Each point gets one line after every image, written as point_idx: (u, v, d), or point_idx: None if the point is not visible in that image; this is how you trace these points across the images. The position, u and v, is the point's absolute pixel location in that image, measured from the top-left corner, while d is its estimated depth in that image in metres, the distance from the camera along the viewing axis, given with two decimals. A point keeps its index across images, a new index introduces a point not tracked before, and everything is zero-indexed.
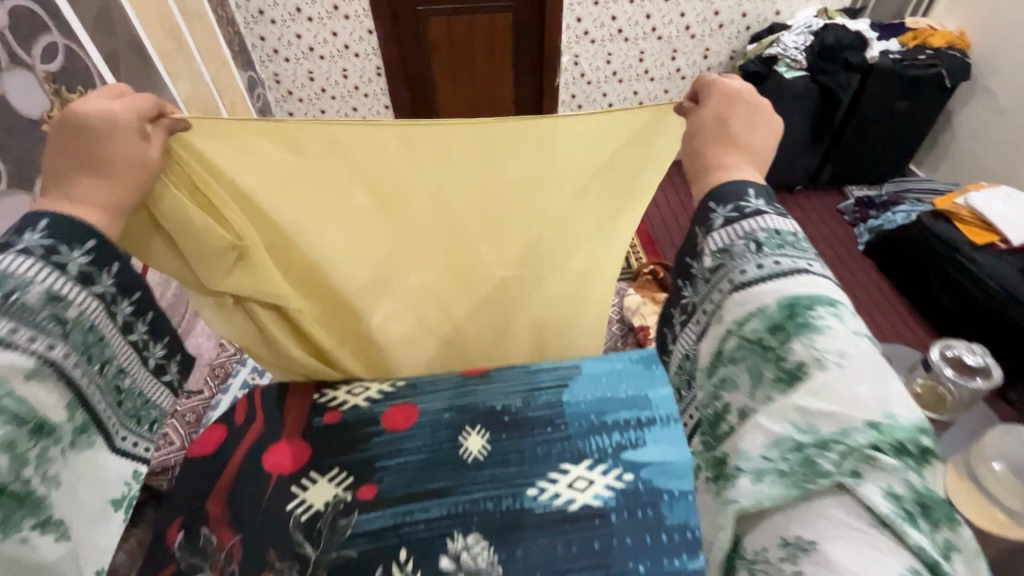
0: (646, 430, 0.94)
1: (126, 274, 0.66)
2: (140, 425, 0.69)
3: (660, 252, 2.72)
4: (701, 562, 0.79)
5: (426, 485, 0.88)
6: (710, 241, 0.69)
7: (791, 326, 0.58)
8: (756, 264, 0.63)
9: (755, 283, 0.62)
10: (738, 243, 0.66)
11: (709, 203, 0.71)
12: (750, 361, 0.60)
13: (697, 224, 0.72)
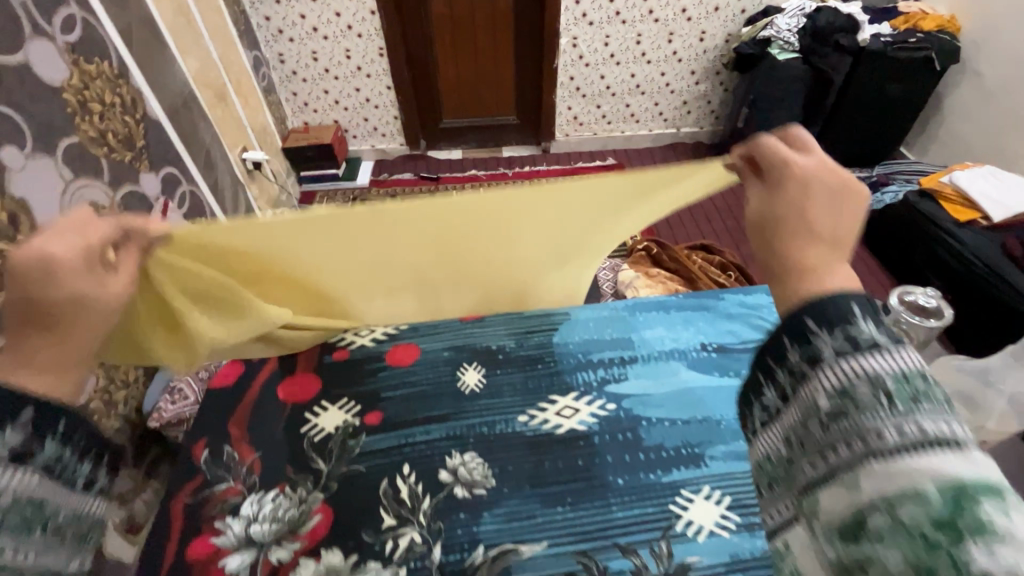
0: (629, 367, 1.04)
1: (36, 414, 0.54)
2: (85, 545, 0.59)
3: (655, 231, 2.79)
4: (674, 475, 0.88)
5: (427, 412, 0.98)
6: (814, 371, 0.47)
7: (961, 517, 0.38)
8: (893, 423, 0.42)
9: (899, 457, 0.41)
10: (860, 384, 0.45)
11: (804, 320, 0.49)
12: (905, 543, 0.39)
13: (784, 335, 0.50)
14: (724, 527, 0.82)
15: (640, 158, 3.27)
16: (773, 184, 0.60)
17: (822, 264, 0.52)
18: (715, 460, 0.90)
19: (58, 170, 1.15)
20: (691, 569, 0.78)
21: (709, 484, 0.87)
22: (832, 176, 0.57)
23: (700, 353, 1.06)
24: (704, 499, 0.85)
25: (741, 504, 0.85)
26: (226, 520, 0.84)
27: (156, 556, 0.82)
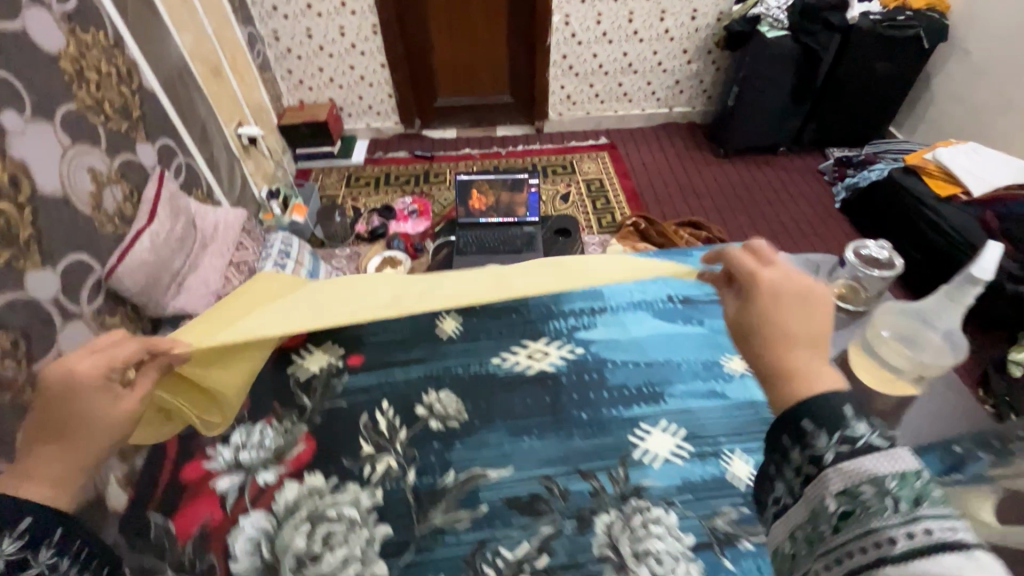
0: (598, 316, 1.10)
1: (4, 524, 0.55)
2: None
3: (644, 208, 2.83)
4: (635, 410, 0.94)
5: (407, 355, 1.04)
6: (822, 474, 0.49)
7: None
8: (899, 529, 0.42)
9: (906, 555, 0.40)
10: (866, 489, 0.45)
11: (801, 423, 0.52)
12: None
13: (786, 438, 0.52)
14: (678, 455, 0.88)
15: (632, 137, 3.28)
16: (746, 294, 0.64)
17: (809, 370, 0.55)
18: (674, 397, 0.96)
19: (57, 136, 1.21)
20: (644, 490, 0.84)
21: (667, 418, 0.93)
22: (796, 281, 0.62)
23: (667, 304, 1.12)
24: (660, 431, 0.91)
25: (695, 435, 0.91)
26: (217, 447, 0.91)
27: (153, 479, 0.89)
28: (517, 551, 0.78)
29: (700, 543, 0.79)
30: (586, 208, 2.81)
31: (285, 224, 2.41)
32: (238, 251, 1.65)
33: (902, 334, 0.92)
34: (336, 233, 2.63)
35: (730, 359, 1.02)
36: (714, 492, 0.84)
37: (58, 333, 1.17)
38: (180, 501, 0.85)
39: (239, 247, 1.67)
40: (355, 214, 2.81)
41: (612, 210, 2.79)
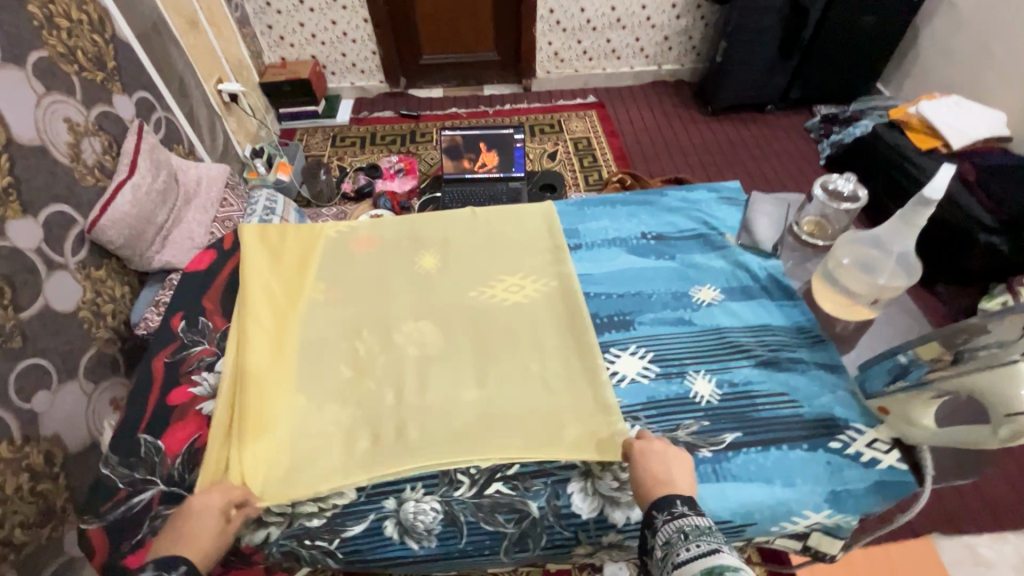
0: (574, 252, 1.13)
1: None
2: None
3: (631, 165, 2.83)
4: (603, 336, 0.99)
5: (388, 287, 1.07)
6: (653, 536, 0.65)
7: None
8: (687, 549, 0.59)
9: (688, 564, 0.57)
10: (673, 535, 0.62)
11: (649, 509, 0.67)
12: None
13: (643, 527, 0.67)
14: (644, 376, 0.93)
15: (621, 97, 3.23)
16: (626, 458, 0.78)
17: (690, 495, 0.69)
18: (643, 325, 1.00)
19: (30, 84, 1.19)
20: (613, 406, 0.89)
21: (635, 343, 0.98)
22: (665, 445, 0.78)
23: (640, 241, 1.15)
24: (629, 355, 0.96)
25: (661, 358, 0.95)
26: (203, 373, 0.94)
27: (139, 405, 0.91)
28: (489, 461, 0.83)
29: None
30: (573, 166, 2.79)
31: (270, 182, 2.42)
32: (222, 206, 1.62)
33: (861, 259, 0.94)
34: (321, 192, 2.60)
35: (698, 290, 1.05)
36: (676, 408, 0.89)
37: (45, 282, 1.18)
38: (169, 422, 0.88)
39: (222, 203, 1.64)
40: (340, 173, 2.78)
41: (599, 168, 2.78)
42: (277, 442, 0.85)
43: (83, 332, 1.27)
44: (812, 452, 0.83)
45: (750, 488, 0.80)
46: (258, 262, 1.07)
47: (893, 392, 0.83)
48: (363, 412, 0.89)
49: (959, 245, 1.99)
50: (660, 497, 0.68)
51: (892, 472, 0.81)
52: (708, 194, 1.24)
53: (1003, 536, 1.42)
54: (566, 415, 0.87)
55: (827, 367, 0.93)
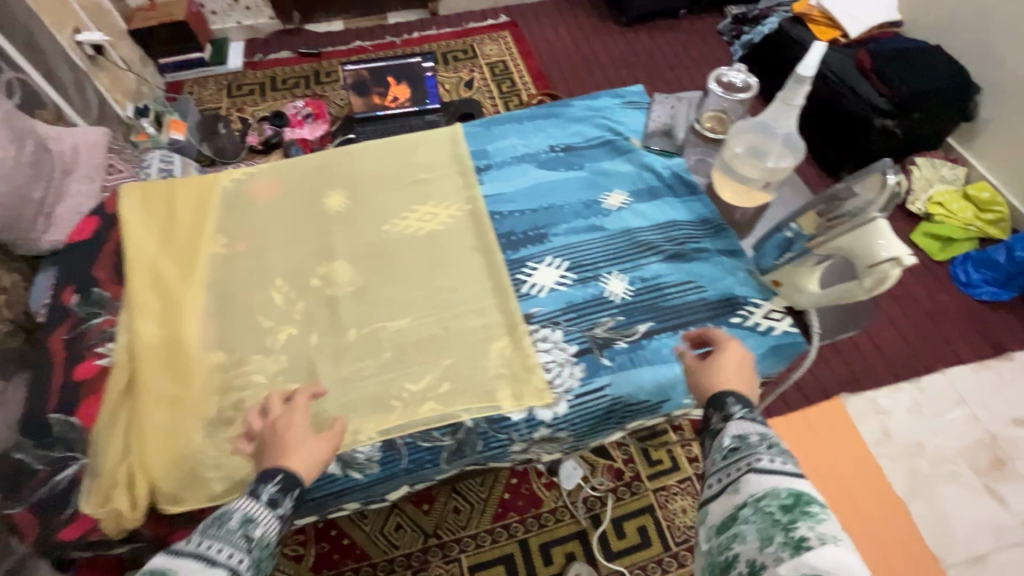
0: (484, 174, 1.11)
1: (292, 480, 0.67)
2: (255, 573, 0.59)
3: (551, 86, 2.76)
4: (520, 253, 1.00)
5: (296, 232, 1.02)
6: (725, 425, 0.68)
7: (798, 513, 0.56)
8: (770, 458, 0.62)
9: (770, 473, 0.61)
10: (752, 435, 0.65)
11: (725, 399, 0.70)
12: (759, 522, 0.57)
13: (711, 410, 0.71)
14: (562, 284, 0.96)
15: (534, 13, 3.09)
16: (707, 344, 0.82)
17: None
18: (558, 237, 1.02)
19: None
20: (533, 316, 0.92)
21: (551, 254, 1.00)
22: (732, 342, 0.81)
23: (549, 154, 1.14)
24: (546, 266, 0.99)
25: (577, 265, 0.99)
26: (107, 344, 0.89)
27: (43, 384, 0.85)
28: (419, 383, 0.85)
29: (581, 350, 0.89)
30: (491, 93, 2.70)
31: (163, 142, 2.22)
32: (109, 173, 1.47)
33: (752, 147, 0.98)
34: (224, 147, 2.40)
35: (608, 196, 1.08)
36: (593, 308, 0.93)
37: None
38: (83, 396, 0.83)
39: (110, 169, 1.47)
40: (242, 125, 2.58)
41: (519, 92, 2.71)
42: (194, 408, 0.82)
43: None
44: (715, 329, 0.91)
45: (663, 369, 0.87)
46: (145, 227, 1.00)
47: (784, 265, 0.89)
48: (287, 359, 0.88)
49: (854, 134, 2.03)
50: (720, 391, 0.72)
51: (784, 336, 0.90)
52: (613, 100, 1.23)
53: (899, 386, 1.65)
54: (480, 337, 0.90)
55: (728, 252, 1.00)
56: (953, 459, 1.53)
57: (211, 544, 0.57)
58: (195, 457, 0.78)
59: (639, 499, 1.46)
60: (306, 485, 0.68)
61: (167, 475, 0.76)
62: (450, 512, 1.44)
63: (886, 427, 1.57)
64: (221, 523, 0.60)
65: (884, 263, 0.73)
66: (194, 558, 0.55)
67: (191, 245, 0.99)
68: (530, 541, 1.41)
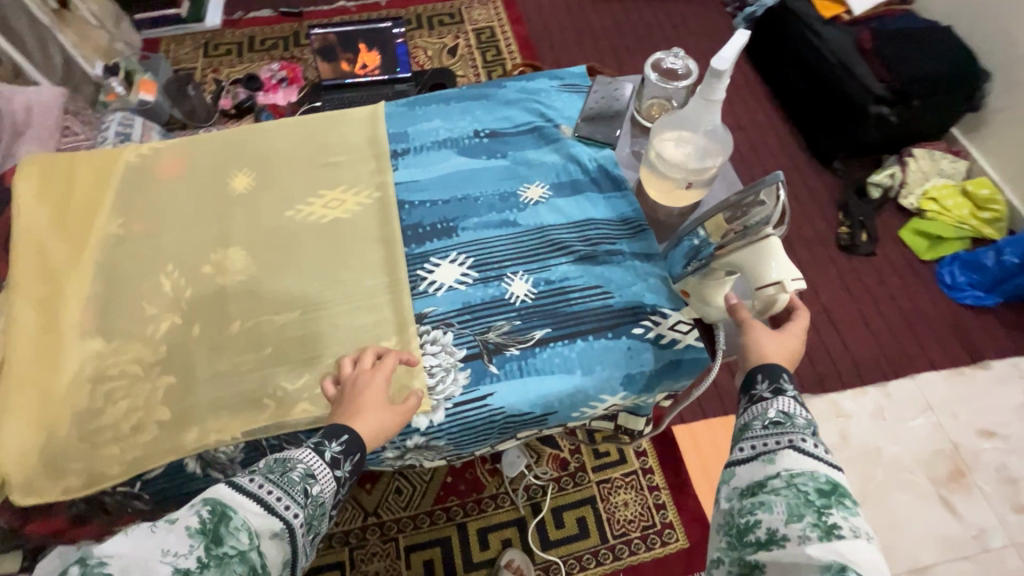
0: (400, 159, 1.05)
1: (354, 442, 0.66)
2: (307, 533, 0.59)
3: (538, 57, 2.55)
4: (424, 247, 0.95)
5: (193, 216, 0.98)
6: (774, 398, 0.64)
7: (835, 500, 0.53)
8: (815, 441, 0.59)
9: (813, 455, 0.57)
10: (801, 416, 0.62)
11: (779, 373, 0.66)
12: (791, 497, 0.54)
13: (759, 376, 0.66)
14: (463, 283, 0.91)
15: None
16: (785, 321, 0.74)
17: None
18: (467, 231, 0.97)
19: None
20: (426, 316, 0.88)
21: (456, 250, 0.95)
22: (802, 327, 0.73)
23: (473, 140, 1.07)
24: (448, 263, 0.93)
25: (481, 263, 0.93)
26: None
27: None
28: (297, 382, 0.83)
29: (470, 355, 0.85)
30: (474, 62, 2.50)
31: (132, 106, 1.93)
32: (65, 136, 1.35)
33: (673, 142, 0.91)
34: (195, 110, 2.10)
35: (527, 189, 1.01)
36: (489, 311, 0.88)
37: None
38: None
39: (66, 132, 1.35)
40: (216, 88, 2.32)
41: (503, 62, 2.51)
42: (61, 397, 0.80)
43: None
44: (616, 340, 0.86)
45: (552, 380, 0.83)
46: (39, 202, 0.96)
47: (692, 275, 0.83)
48: (166, 350, 0.85)
49: (844, 124, 1.81)
50: (769, 364, 0.67)
51: (687, 351, 0.85)
52: (550, 82, 1.15)
53: (863, 390, 1.56)
54: (364, 335, 0.86)
55: (643, 256, 0.93)
56: (909, 467, 1.45)
57: (269, 490, 0.56)
58: (55, 448, 0.77)
59: (583, 490, 1.40)
60: (366, 453, 0.67)
61: (23, 467, 0.75)
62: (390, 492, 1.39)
63: (844, 431, 1.50)
64: (282, 474, 0.59)
65: (768, 287, 0.70)
66: (253, 503, 0.54)
67: (84, 225, 0.96)
68: (469, 526, 1.37)
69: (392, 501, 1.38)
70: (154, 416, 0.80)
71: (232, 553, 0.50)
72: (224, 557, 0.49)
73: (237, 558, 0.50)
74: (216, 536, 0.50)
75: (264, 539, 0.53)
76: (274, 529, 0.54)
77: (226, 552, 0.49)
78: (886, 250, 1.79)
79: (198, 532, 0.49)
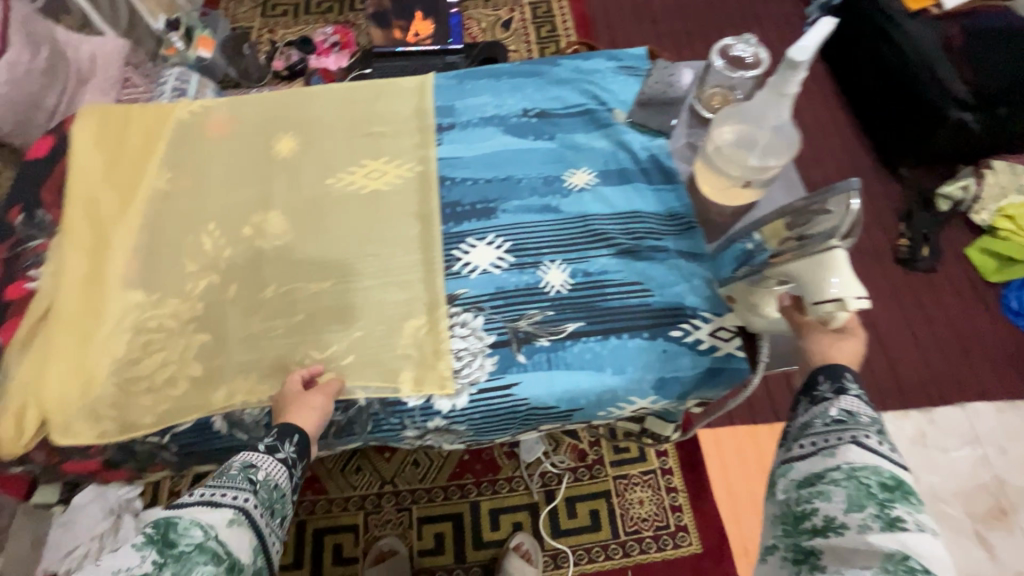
0: (445, 134, 1.02)
1: (289, 429, 0.71)
2: (274, 517, 0.63)
3: (593, 35, 2.44)
4: (462, 227, 0.93)
5: (235, 177, 0.99)
6: (836, 398, 0.61)
7: (898, 495, 0.52)
8: (879, 439, 0.57)
9: (876, 453, 0.56)
10: (865, 415, 0.59)
11: (842, 373, 0.63)
12: (852, 489, 0.53)
13: (821, 375, 0.63)
14: (497, 267, 0.89)
15: None
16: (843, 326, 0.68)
17: None
18: (506, 214, 0.94)
19: None
20: (457, 298, 0.86)
21: (493, 232, 0.92)
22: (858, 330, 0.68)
23: (520, 119, 1.04)
24: (485, 245, 0.91)
25: (518, 248, 0.91)
26: (39, 270, 0.89)
27: None
28: (325, 351, 0.83)
29: (498, 342, 0.83)
30: (528, 36, 2.41)
31: (191, 62, 1.98)
32: (125, 86, 1.35)
33: (734, 137, 0.85)
34: (249, 70, 2.10)
35: (572, 174, 0.97)
36: (522, 298, 0.86)
37: None
38: (6, 316, 0.85)
39: (125, 83, 1.35)
40: (270, 48, 2.31)
41: (557, 40, 2.39)
42: (101, 345, 0.83)
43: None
44: (651, 341, 0.82)
45: (582, 376, 0.80)
46: (94, 150, 0.98)
47: (740, 280, 0.78)
48: (202, 307, 0.87)
49: (917, 128, 1.67)
50: (834, 365, 0.64)
51: (726, 360, 0.81)
52: (606, 63, 1.10)
53: (906, 414, 1.47)
54: (394, 312, 0.85)
55: (688, 255, 0.89)
56: (946, 499, 1.37)
57: (211, 491, 0.59)
58: (95, 393, 0.80)
59: (599, 484, 1.38)
60: (305, 434, 0.72)
61: (63, 407, 0.78)
62: (408, 464, 1.39)
63: None
64: (219, 476, 0.62)
65: (827, 303, 0.64)
66: (199, 505, 0.57)
67: (135, 177, 0.98)
68: (481, 505, 1.37)
69: (409, 473, 1.39)
70: (186, 371, 0.82)
71: (189, 548, 0.52)
72: (181, 554, 0.51)
73: (195, 551, 0.52)
74: (170, 540, 0.52)
75: (221, 528, 0.55)
76: (228, 517, 0.57)
77: (182, 550, 0.52)
78: (947, 269, 1.66)
79: (146, 544, 0.51)
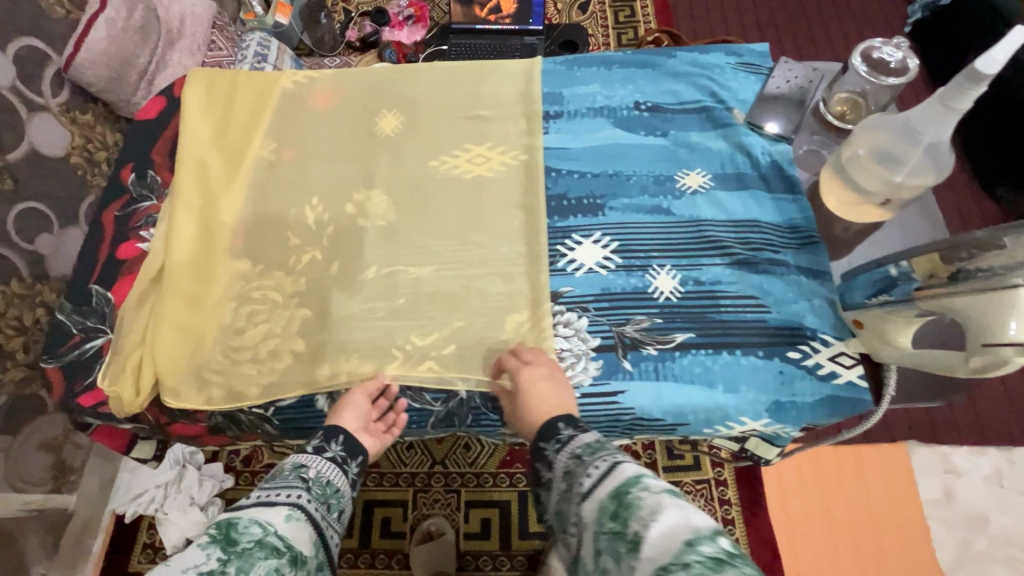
0: (552, 122, 0.99)
1: (333, 430, 0.77)
2: (330, 513, 0.69)
3: (675, 23, 2.23)
4: (568, 222, 0.90)
5: (338, 153, 0.98)
6: (554, 456, 0.64)
7: (623, 510, 0.51)
8: (589, 471, 0.58)
9: (594, 486, 0.56)
10: (569, 463, 0.61)
11: (559, 422, 0.68)
12: (607, 548, 0.50)
13: (542, 439, 0.68)
14: (604, 267, 0.86)
15: None
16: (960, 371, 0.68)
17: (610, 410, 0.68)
18: (613, 211, 0.90)
19: None
20: (562, 295, 0.84)
21: (601, 230, 0.88)
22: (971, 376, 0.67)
23: (632, 112, 0.99)
24: (591, 243, 0.88)
25: (627, 248, 0.87)
26: (150, 230, 0.91)
27: (91, 256, 0.89)
28: (426, 339, 0.82)
29: (604, 346, 0.80)
30: (605, 20, 2.23)
31: (268, 26, 1.89)
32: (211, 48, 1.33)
33: (880, 149, 0.77)
34: (323, 39, 2.10)
35: (685, 175, 0.93)
36: (630, 303, 0.83)
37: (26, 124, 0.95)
38: (120, 274, 0.87)
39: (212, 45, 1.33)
40: (344, 18, 2.26)
41: (636, 24, 2.21)
42: (208, 311, 0.85)
43: (78, 179, 1.06)
44: (766, 360, 0.78)
45: (690, 390, 0.77)
46: (203, 114, 0.98)
47: (875, 307, 0.73)
48: (306, 282, 0.87)
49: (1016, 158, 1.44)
50: (552, 419, 0.69)
51: (848, 388, 0.76)
52: (725, 57, 1.03)
53: (983, 449, 1.31)
54: (496, 305, 0.83)
55: (809, 272, 0.83)
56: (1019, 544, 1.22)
57: (264, 494, 0.65)
58: (204, 358, 0.82)
59: None
60: (352, 434, 0.77)
61: (172, 368, 0.80)
62: (459, 447, 1.39)
63: (950, 488, 1.27)
64: (271, 479, 0.69)
65: (1004, 347, 0.59)
66: (254, 508, 0.62)
67: (241, 144, 0.98)
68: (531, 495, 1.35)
69: (459, 456, 1.38)
70: (289, 345, 0.82)
71: (251, 544, 0.56)
72: (244, 549, 0.56)
73: (258, 545, 0.57)
74: (233, 539, 0.56)
75: (280, 523, 0.61)
76: (286, 513, 0.63)
77: (245, 546, 0.56)
78: None
79: (210, 542, 0.55)
